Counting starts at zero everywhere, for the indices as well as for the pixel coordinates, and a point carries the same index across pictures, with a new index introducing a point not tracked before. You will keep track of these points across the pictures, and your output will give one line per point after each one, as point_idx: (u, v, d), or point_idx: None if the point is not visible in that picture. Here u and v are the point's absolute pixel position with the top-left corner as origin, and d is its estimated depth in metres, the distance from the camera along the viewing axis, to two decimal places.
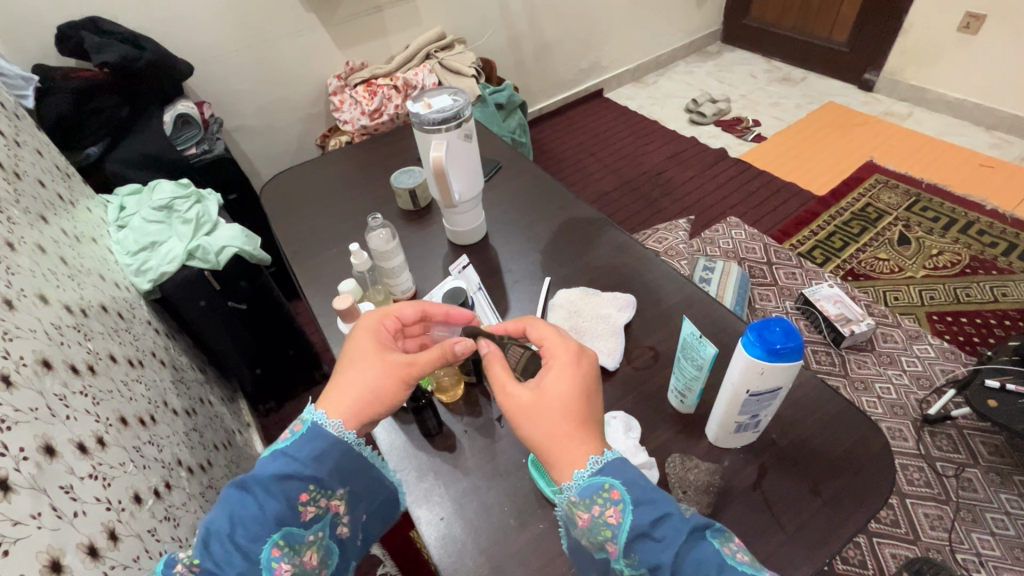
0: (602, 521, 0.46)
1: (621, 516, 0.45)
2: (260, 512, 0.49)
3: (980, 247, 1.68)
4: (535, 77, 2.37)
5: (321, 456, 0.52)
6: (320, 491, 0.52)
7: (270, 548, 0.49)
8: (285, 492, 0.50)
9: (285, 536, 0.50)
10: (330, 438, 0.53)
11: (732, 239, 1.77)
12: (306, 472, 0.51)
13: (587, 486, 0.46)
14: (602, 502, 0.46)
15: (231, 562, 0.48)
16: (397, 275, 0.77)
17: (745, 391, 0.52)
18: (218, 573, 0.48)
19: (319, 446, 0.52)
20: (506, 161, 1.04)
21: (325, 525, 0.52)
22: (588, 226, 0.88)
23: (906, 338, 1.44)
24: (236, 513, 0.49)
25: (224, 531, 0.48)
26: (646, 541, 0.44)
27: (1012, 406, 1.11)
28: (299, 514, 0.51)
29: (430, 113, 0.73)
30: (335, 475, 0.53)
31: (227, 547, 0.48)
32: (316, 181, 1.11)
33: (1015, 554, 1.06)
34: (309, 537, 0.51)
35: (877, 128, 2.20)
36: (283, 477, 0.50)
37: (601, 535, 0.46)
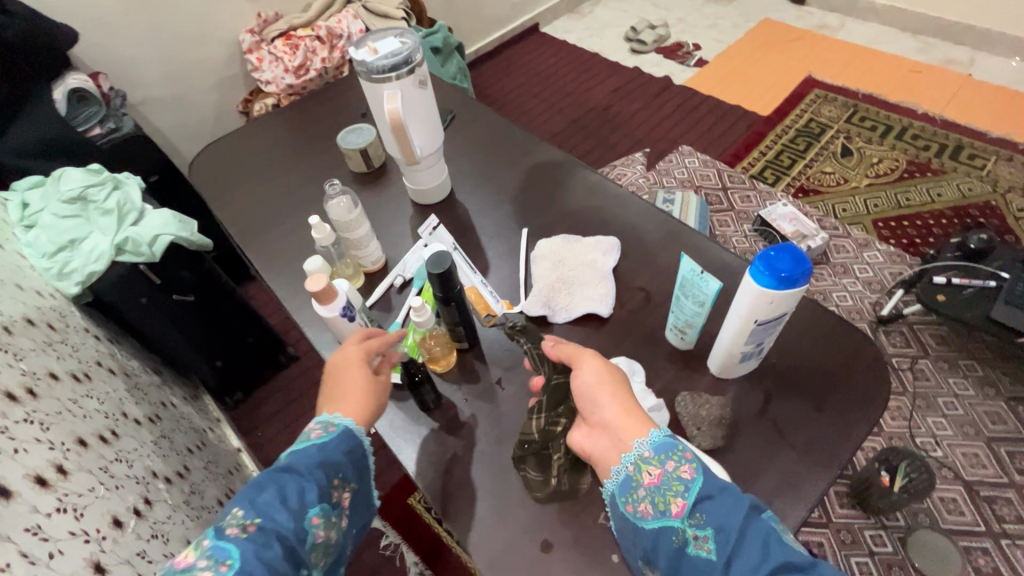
0: (675, 476, 0.48)
1: (694, 474, 0.48)
2: (309, 484, 0.50)
3: (915, 152, 1.76)
4: (465, 15, 2.22)
5: (352, 450, 0.55)
6: (347, 482, 0.54)
7: (314, 519, 0.49)
8: (328, 472, 0.52)
9: (322, 508, 0.50)
10: (356, 434, 0.55)
11: (686, 168, 1.78)
12: (341, 461, 0.53)
13: (661, 443, 0.50)
14: (676, 458, 0.49)
15: (284, 522, 0.47)
16: (365, 245, 0.69)
17: (756, 322, 0.50)
18: (276, 535, 0.47)
19: (351, 442, 0.55)
20: (458, 108, 0.96)
21: (343, 516, 0.53)
22: (557, 169, 0.83)
23: (857, 247, 1.51)
24: (285, 485, 0.50)
25: (277, 499, 0.48)
26: (712, 502, 0.46)
27: (957, 298, 1.20)
28: (332, 496, 0.52)
29: (377, 61, 0.63)
30: (359, 469, 0.55)
31: (281, 509, 0.48)
32: (251, 151, 1.00)
33: (965, 431, 1.17)
34: (337, 520, 0.52)
35: (812, 42, 2.22)
36: (321, 460, 0.52)
37: (671, 490, 0.47)
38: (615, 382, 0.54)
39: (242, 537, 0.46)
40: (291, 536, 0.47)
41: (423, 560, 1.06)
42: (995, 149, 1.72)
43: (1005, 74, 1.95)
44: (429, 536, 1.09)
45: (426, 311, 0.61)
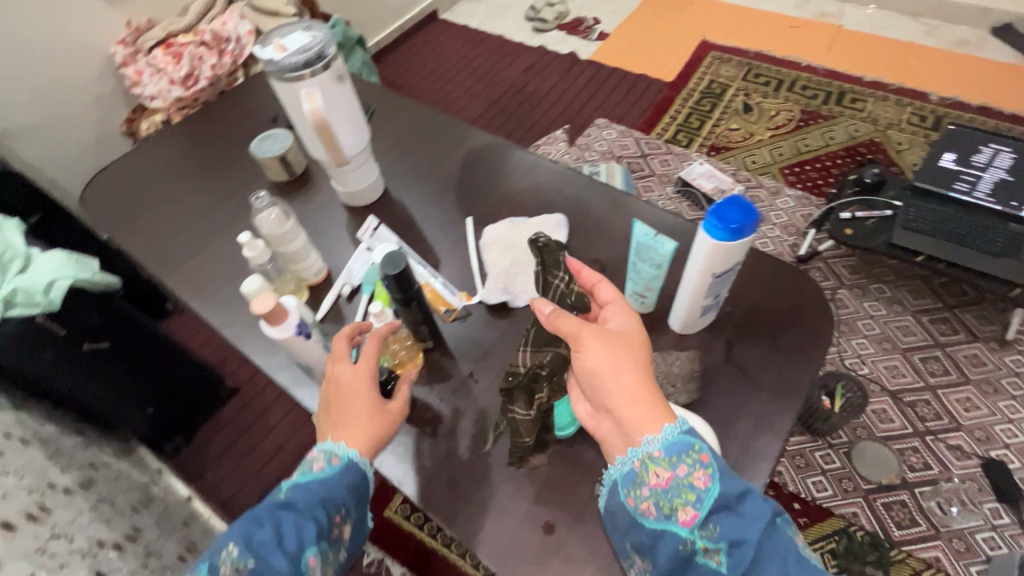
0: (688, 482, 0.48)
1: (710, 481, 0.48)
2: (301, 527, 0.50)
3: (806, 101, 1.90)
4: (360, 6, 2.12)
5: (355, 486, 0.54)
6: (349, 516, 0.54)
7: (309, 559, 0.50)
8: (324, 511, 0.52)
9: (318, 549, 0.51)
10: (359, 469, 0.54)
11: (605, 140, 1.82)
12: (340, 499, 0.53)
13: (676, 444, 0.49)
14: (691, 462, 0.49)
15: (273, 566, 0.49)
16: (305, 257, 0.65)
17: (713, 278, 0.53)
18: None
19: (352, 478, 0.54)
20: (376, 101, 0.91)
21: (346, 549, 0.54)
22: (491, 152, 0.81)
23: (770, 195, 1.62)
24: (279, 523, 0.51)
25: (270, 539, 0.50)
26: (728, 515, 0.46)
27: (862, 230, 1.31)
28: (331, 533, 0.52)
29: (287, 57, 0.59)
30: (363, 502, 0.55)
31: (272, 550, 0.49)
32: (152, 172, 0.91)
33: (884, 346, 1.30)
34: (336, 556, 0.53)
35: (702, 7, 2.33)
36: (315, 502, 0.52)
37: (683, 495, 0.48)
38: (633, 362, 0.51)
39: None
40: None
41: (411, 568, 1.04)
42: (872, 91, 1.90)
43: (869, 22, 2.15)
44: (413, 543, 1.06)
45: (387, 315, 0.59)
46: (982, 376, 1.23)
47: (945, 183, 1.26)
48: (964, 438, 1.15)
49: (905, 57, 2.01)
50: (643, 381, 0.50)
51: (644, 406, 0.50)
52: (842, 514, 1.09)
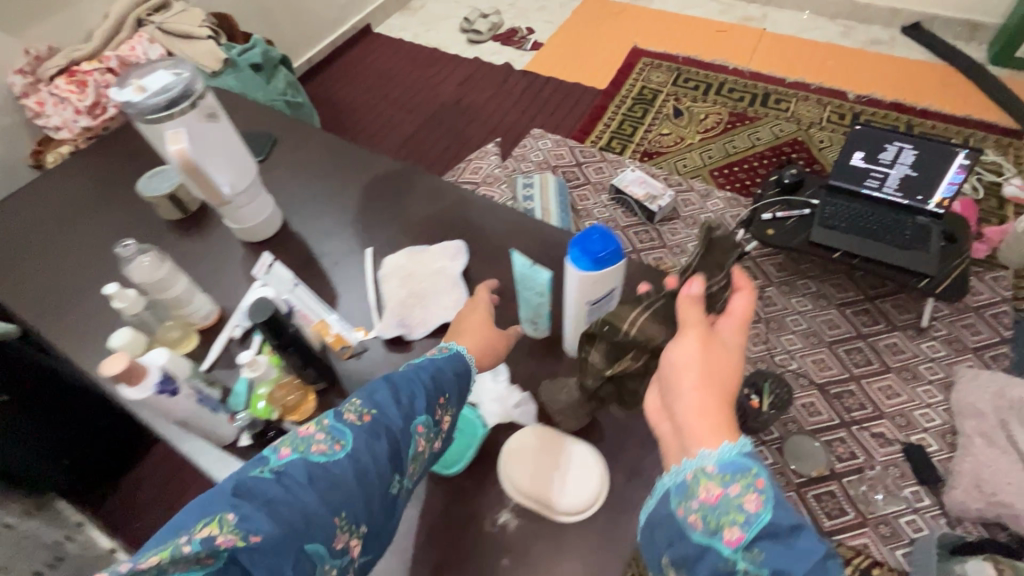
0: (737, 503, 0.43)
1: (762, 507, 0.42)
2: (421, 392, 0.53)
3: (733, 104, 1.96)
4: (287, 24, 2.08)
5: (463, 374, 0.57)
6: (452, 405, 0.56)
7: (418, 425, 0.52)
8: (438, 386, 0.54)
9: (426, 421, 0.53)
10: (466, 366, 0.57)
11: (541, 151, 1.83)
12: (453, 381, 0.56)
13: (733, 462, 0.45)
14: (744, 484, 0.44)
15: (391, 422, 0.50)
16: (188, 301, 0.62)
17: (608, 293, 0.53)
18: (380, 433, 0.49)
19: (462, 367, 0.57)
20: (280, 128, 0.89)
21: (442, 437, 0.55)
22: (395, 178, 0.80)
23: (701, 198, 1.66)
24: (399, 387, 0.53)
25: (391, 398, 0.52)
26: (775, 543, 0.41)
27: (782, 229, 1.36)
28: (436, 412, 0.54)
29: (148, 99, 0.57)
30: (464, 395, 0.57)
31: (392, 407, 0.51)
32: (39, 214, 0.86)
33: (810, 340, 1.34)
34: (436, 437, 0.54)
35: (632, 14, 2.37)
36: (436, 379, 0.55)
37: (728, 515, 0.43)
38: (718, 376, 0.50)
39: (356, 425, 0.49)
40: (391, 441, 0.49)
41: None
42: (794, 91, 1.97)
43: (790, 25, 2.24)
44: None
45: (261, 362, 0.54)
46: (901, 363, 1.29)
47: (856, 181, 1.34)
48: (887, 425, 1.20)
49: (824, 57, 2.09)
50: (712, 398, 0.48)
51: (716, 421, 0.48)
52: None
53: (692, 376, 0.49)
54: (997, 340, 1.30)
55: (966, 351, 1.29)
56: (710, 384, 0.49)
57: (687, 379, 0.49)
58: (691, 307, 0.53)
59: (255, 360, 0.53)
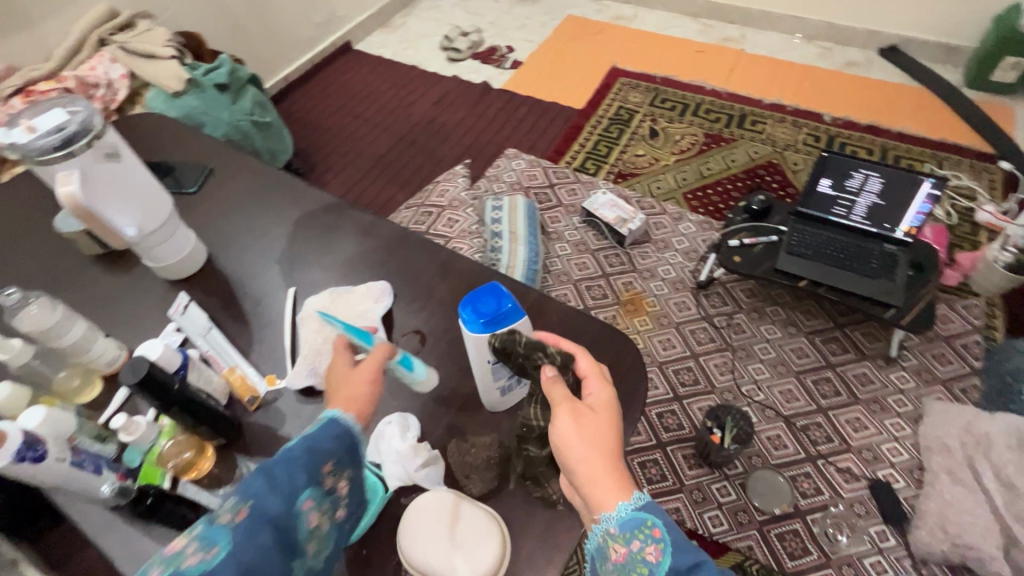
0: (641, 557, 0.48)
1: (661, 555, 0.48)
2: (300, 468, 0.48)
3: (709, 125, 1.95)
4: (262, 41, 2.07)
5: (342, 433, 0.52)
6: (338, 467, 0.52)
7: (303, 502, 0.48)
8: (318, 456, 0.50)
9: (313, 494, 0.49)
10: (346, 426, 0.53)
11: (514, 171, 1.81)
12: (330, 445, 0.51)
13: (630, 520, 0.49)
14: (643, 538, 0.49)
15: (272, 509, 0.45)
16: (88, 348, 0.59)
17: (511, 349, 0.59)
18: (266, 525, 0.45)
19: (340, 426, 0.52)
20: (217, 158, 0.86)
21: (332, 506, 0.51)
22: (328, 212, 0.77)
23: (672, 221, 1.64)
24: (273, 470, 0.48)
25: (268, 483, 0.46)
26: None
27: (748, 257, 1.34)
28: (321, 481, 0.50)
29: (36, 138, 0.54)
30: (349, 453, 0.53)
31: (268, 494, 0.46)
32: None
33: (778, 369, 1.31)
34: (323, 509, 0.50)
35: (612, 34, 2.37)
36: (310, 454, 0.49)
37: (637, 569, 0.48)
38: (603, 438, 0.52)
39: (234, 526, 0.44)
40: (277, 528, 0.45)
41: None
42: (770, 113, 1.96)
43: (768, 46, 2.24)
44: None
45: (138, 424, 0.52)
46: (870, 394, 1.26)
47: (825, 208, 1.32)
48: (854, 459, 1.17)
49: (801, 79, 2.09)
50: (603, 463, 0.50)
51: (606, 482, 0.50)
52: (737, 548, 1.08)
53: (579, 450, 0.51)
54: (966, 371, 1.27)
55: (935, 381, 1.26)
56: (598, 450, 0.51)
57: (576, 454, 0.51)
58: (553, 386, 0.54)
59: (131, 422, 0.52)
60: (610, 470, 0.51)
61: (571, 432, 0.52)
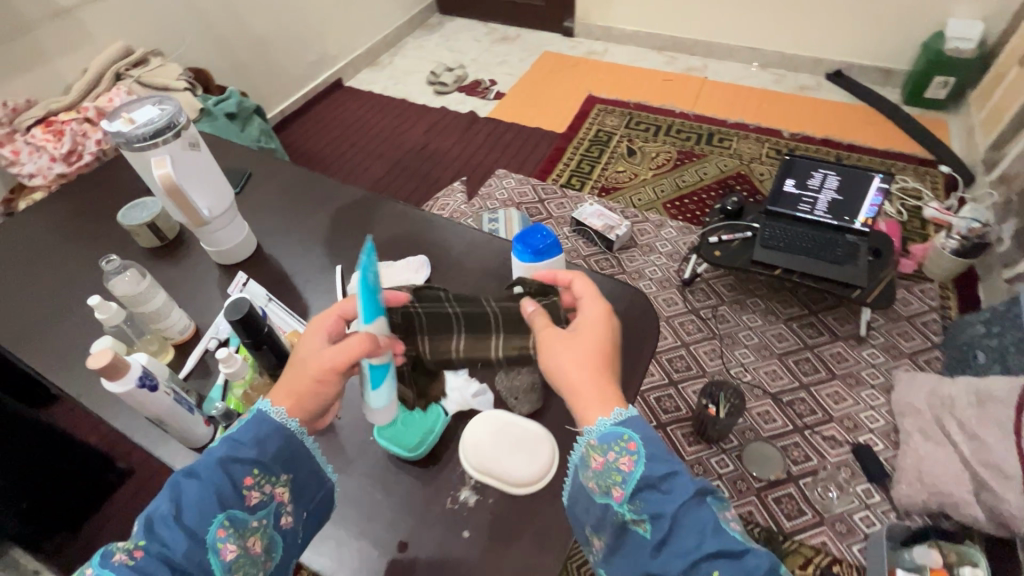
0: (616, 467, 0.52)
1: (634, 465, 0.51)
2: (208, 490, 0.49)
3: (681, 143, 2.13)
4: (261, 78, 2.19)
5: (263, 441, 0.54)
6: (264, 476, 0.53)
7: (216, 530, 0.49)
8: (230, 474, 0.51)
9: (232, 514, 0.50)
10: (274, 424, 0.55)
11: (504, 189, 1.94)
12: (250, 455, 0.52)
13: (608, 432, 0.53)
14: (618, 450, 0.52)
15: (176, 541, 0.47)
16: (166, 315, 0.66)
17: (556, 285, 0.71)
18: (167, 554, 0.46)
19: (262, 431, 0.54)
20: (254, 165, 0.95)
21: (268, 513, 0.53)
22: (363, 205, 0.87)
23: (655, 228, 1.77)
24: (180, 496, 0.49)
25: (169, 513, 0.48)
26: (651, 491, 0.50)
27: (727, 252, 1.47)
28: (243, 497, 0.51)
29: (135, 129, 0.63)
30: (279, 459, 0.54)
31: (170, 525, 0.47)
32: (16, 249, 0.89)
33: (762, 352, 1.43)
34: (253, 522, 0.51)
35: (587, 67, 2.58)
36: (228, 460, 0.51)
37: (611, 479, 0.52)
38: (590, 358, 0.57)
39: (127, 565, 0.45)
40: (185, 555, 0.47)
41: None
42: (735, 131, 2.16)
43: (728, 74, 2.47)
44: None
45: (236, 359, 0.59)
46: (846, 370, 1.38)
47: (792, 206, 1.47)
48: (836, 428, 1.28)
49: (760, 101, 2.30)
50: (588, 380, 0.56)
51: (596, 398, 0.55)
52: (739, 514, 1.16)
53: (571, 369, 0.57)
54: (928, 345, 1.41)
55: (902, 356, 1.39)
56: (584, 368, 0.56)
57: (564, 374, 0.57)
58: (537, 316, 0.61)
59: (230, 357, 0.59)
60: (601, 387, 0.56)
61: (558, 358, 0.57)
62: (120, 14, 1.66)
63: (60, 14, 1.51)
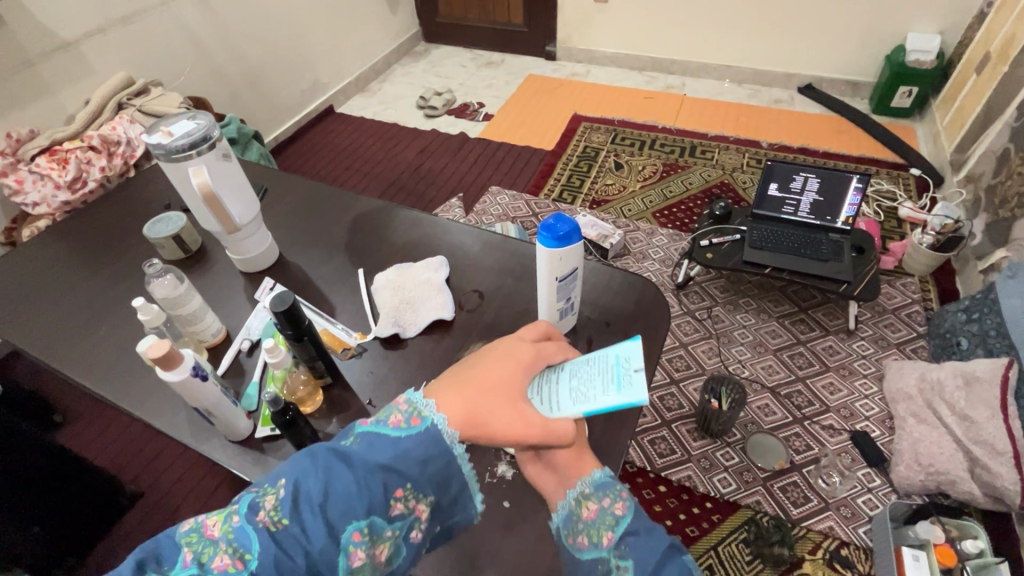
0: (608, 512, 0.53)
1: (625, 512, 0.52)
2: (363, 491, 0.42)
3: (666, 156, 2.22)
4: (255, 107, 2.25)
5: (427, 457, 0.46)
6: (413, 492, 0.45)
7: (353, 533, 0.41)
8: (386, 479, 0.43)
9: (377, 518, 0.42)
10: (441, 443, 0.47)
11: (499, 205, 2.00)
12: (410, 468, 0.45)
13: (602, 483, 0.55)
14: (612, 496, 0.53)
15: (314, 533, 0.40)
16: (202, 318, 0.69)
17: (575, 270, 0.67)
18: (300, 539, 0.40)
19: (428, 446, 0.46)
20: (269, 181, 0.99)
21: (403, 528, 0.45)
22: (378, 213, 0.91)
23: (647, 236, 1.84)
24: (333, 481, 0.42)
25: (317, 498, 0.41)
26: (635, 537, 0.50)
27: (718, 254, 1.53)
28: (388, 507, 0.43)
29: (174, 140, 0.67)
30: (434, 478, 0.46)
31: (314, 512, 0.40)
32: (38, 269, 0.91)
33: (757, 349, 1.48)
34: (387, 532, 0.43)
35: (570, 88, 2.68)
36: (390, 465, 0.44)
37: (602, 526, 0.52)
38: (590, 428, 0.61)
39: (268, 530, 0.40)
40: (318, 551, 0.39)
41: None
42: (716, 143, 2.25)
43: (704, 90, 2.59)
44: None
45: (280, 350, 0.62)
46: (838, 362, 1.43)
47: (776, 208, 1.54)
48: (834, 417, 1.32)
49: (737, 115, 2.42)
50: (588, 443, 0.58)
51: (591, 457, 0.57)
52: (749, 504, 1.19)
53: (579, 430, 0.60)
54: (913, 335, 1.48)
55: (890, 346, 1.46)
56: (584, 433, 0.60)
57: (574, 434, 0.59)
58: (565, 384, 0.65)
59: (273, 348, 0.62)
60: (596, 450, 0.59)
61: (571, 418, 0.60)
62: (120, 48, 1.70)
63: (64, 48, 1.55)
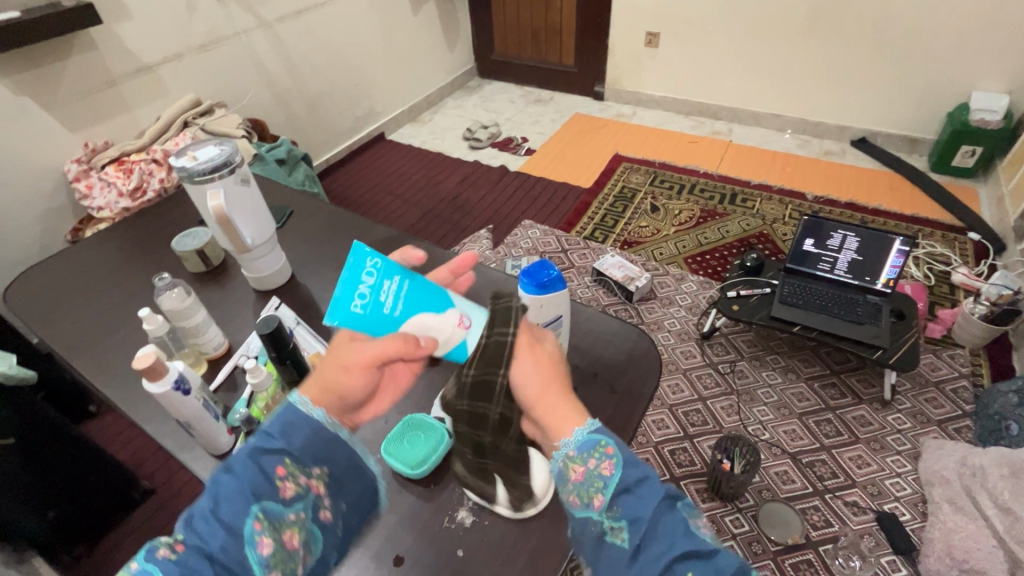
0: (597, 473, 0.44)
1: (614, 469, 0.44)
2: (241, 484, 0.46)
3: (705, 201, 2.18)
4: (311, 130, 2.38)
5: (292, 432, 0.49)
6: (296, 467, 0.49)
7: (252, 522, 0.44)
8: (261, 465, 0.47)
9: (268, 502, 0.46)
10: (298, 412, 0.51)
11: (530, 239, 2.02)
12: (279, 445, 0.48)
13: (585, 441, 0.46)
14: (598, 455, 0.45)
15: (213, 534, 0.43)
16: (204, 331, 0.73)
17: (555, 319, 0.73)
18: (205, 549, 0.43)
19: (289, 421, 0.50)
20: (296, 204, 1.05)
21: (306, 505, 0.49)
22: (390, 242, 0.94)
23: (675, 281, 1.80)
24: (217, 489, 0.45)
25: (207, 507, 0.44)
26: (632, 495, 0.42)
27: (745, 306, 1.48)
28: (277, 488, 0.47)
29: (197, 165, 0.73)
30: (311, 449, 0.50)
31: (208, 521, 0.43)
32: (81, 268, 0.99)
33: (781, 411, 1.40)
34: (290, 514, 0.47)
35: (615, 128, 2.70)
36: (258, 451, 0.48)
37: (593, 487, 0.44)
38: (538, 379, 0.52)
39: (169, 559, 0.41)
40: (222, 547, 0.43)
41: None
42: (759, 192, 2.20)
43: (752, 138, 2.54)
44: None
45: (261, 371, 0.66)
46: (870, 434, 1.34)
47: (812, 264, 1.48)
48: (859, 493, 1.23)
49: (784, 165, 2.36)
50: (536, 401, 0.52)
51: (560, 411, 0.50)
52: None
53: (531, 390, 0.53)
54: (958, 414, 1.36)
55: (930, 423, 1.34)
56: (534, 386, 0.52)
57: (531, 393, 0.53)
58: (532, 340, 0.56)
59: (257, 368, 0.66)
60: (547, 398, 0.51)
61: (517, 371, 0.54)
62: (194, 71, 1.86)
63: (144, 70, 1.71)
